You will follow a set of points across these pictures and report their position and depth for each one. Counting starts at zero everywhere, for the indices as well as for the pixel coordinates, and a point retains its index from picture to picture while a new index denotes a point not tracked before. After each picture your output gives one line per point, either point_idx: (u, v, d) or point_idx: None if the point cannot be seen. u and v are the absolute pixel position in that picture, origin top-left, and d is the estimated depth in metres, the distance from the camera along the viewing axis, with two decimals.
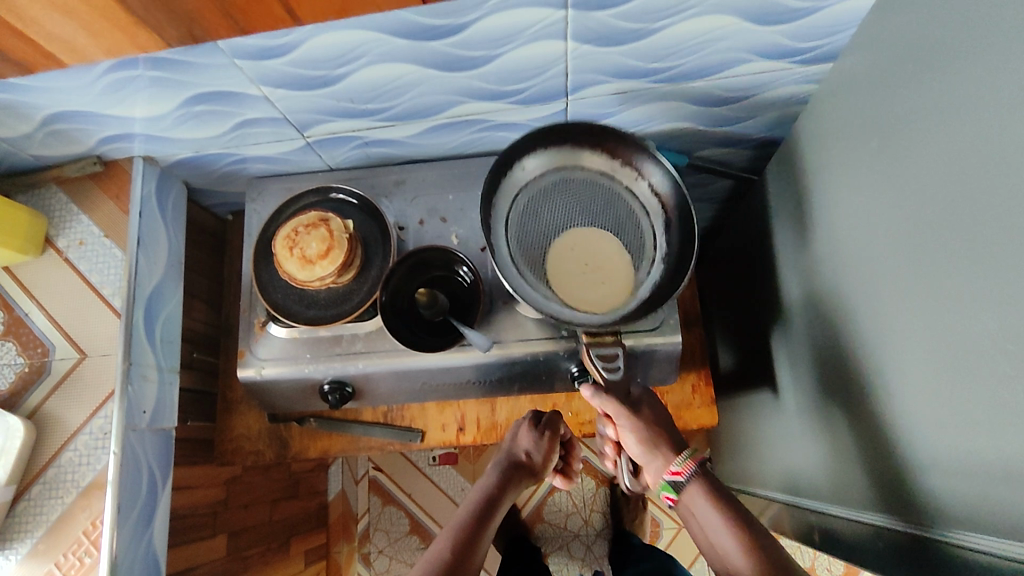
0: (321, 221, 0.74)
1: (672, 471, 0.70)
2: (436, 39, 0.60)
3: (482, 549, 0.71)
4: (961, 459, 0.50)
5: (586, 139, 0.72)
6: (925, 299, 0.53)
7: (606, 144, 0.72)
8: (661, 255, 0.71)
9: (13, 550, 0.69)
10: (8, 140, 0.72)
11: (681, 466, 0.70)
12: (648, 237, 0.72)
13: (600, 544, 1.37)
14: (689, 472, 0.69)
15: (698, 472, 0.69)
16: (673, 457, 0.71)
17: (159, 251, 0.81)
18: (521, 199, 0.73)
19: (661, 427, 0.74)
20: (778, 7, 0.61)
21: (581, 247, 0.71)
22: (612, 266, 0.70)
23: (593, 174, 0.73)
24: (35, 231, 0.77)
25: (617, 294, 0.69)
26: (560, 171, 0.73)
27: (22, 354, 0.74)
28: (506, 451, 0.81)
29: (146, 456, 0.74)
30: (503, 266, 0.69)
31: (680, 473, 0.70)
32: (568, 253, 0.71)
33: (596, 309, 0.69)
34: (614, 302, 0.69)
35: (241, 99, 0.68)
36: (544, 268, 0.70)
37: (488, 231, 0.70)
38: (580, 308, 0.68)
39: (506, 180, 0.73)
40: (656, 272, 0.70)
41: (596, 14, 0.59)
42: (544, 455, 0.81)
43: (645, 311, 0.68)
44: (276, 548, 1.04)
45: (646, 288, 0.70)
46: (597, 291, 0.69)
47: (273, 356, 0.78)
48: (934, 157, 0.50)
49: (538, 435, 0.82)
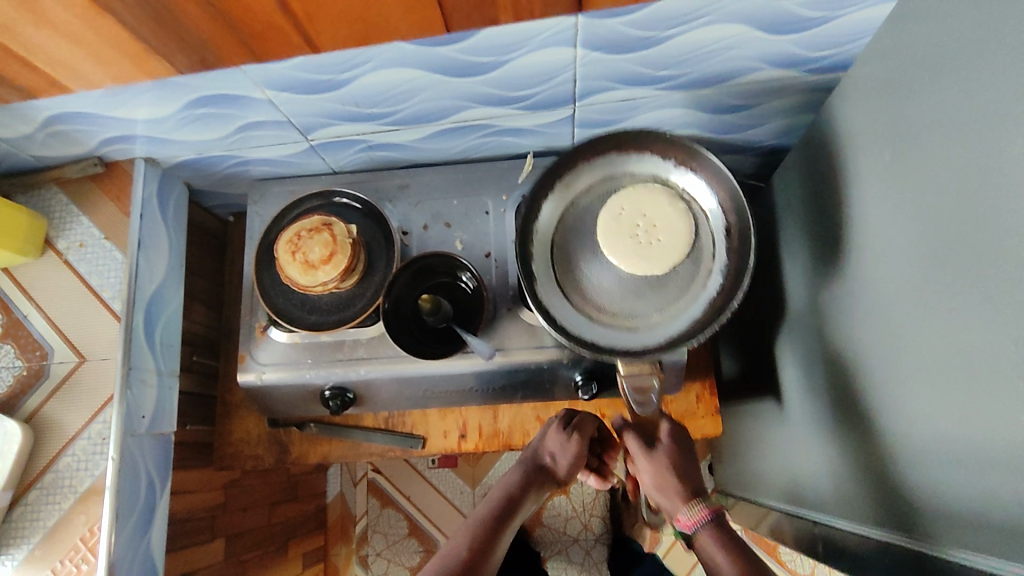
0: (324, 226, 0.73)
1: (682, 522, 0.70)
2: (442, 46, 0.59)
3: (491, 559, 0.68)
4: (967, 478, 0.50)
5: (631, 147, 0.73)
6: (934, 313, 0.52)
7: (652, 149, 0.72)
8: (720, 266, 0.70)
9: (10, 556, 0.68)
10: (8, 140, 0.71)
11: (690, 518, 0.69)
12: (705, 248, 0.71)
13: (599, 549, 1.36)
14: (699, 523, 0.68)
15: (709, 523, 0.68)
16: (682, 506, 0.70)
17: (160, 253, 0.80)
18: (568, 218, 0.74)
19: (682, 475, 0.73)
20: (791, 16, 0.60)
21: (632, 206, 0.71)
22: (668, 227, 0.70)
23: (644, 178, 0.74)
24: (35, 232, 0.76)
25: (666, 310, 0.70)
26: (607, 181, 0.74)
27: (20, 357, 0.74)
28: (530, 453, 0.78)
29: (144, 462, 0.74)
30: (546, 292, 0.72)
31: (689, 525, 0.69)
32: (627, 216, 0.71)
33: (640, 331, 0.69)
34: (659, 321, 0.70)
35: (244, 102, 0.67)
36: (591, 288, 0.72)
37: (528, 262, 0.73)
38: (624, 331, 0.70)
39: (552, 198, 0.75)
40: (712, 287, 0.70)
41: (606, 22, 0.58)
42: (571, 457, 0.75)
43: (692, 333, 0.68)
44: (273, 552, 1.04)
45: (697, 307, 0.69)
46: (654, 253, 0.69)
47: (273, 361, 0.77)
48: (945, 173, 0.50)
49: (566, 438, 0.76)
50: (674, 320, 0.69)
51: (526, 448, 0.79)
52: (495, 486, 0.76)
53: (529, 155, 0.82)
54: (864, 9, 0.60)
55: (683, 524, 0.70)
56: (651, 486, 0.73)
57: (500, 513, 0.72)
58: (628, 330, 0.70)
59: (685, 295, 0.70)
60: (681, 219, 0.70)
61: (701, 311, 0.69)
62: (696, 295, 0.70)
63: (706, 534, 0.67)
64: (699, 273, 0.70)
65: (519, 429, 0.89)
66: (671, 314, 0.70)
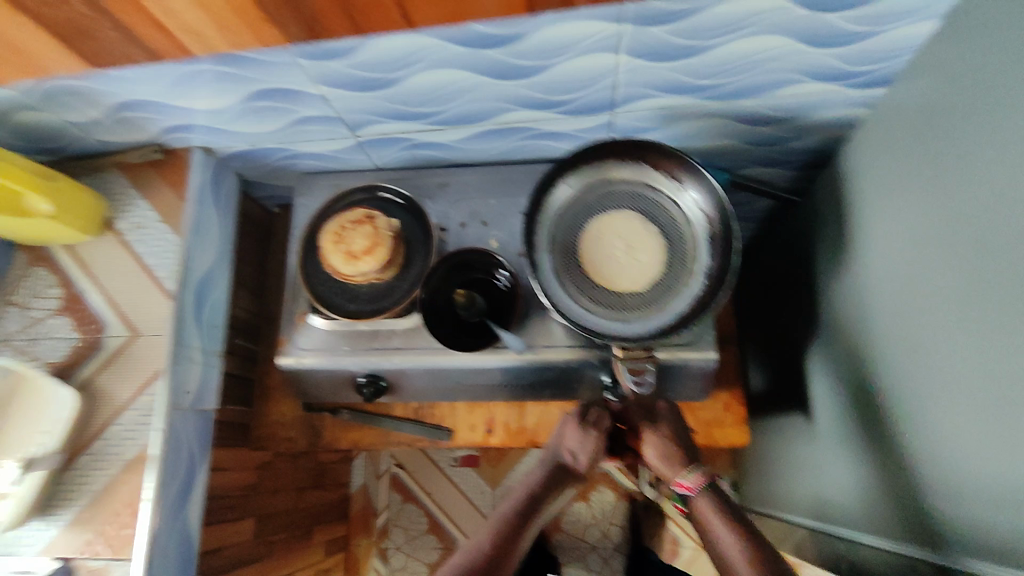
0: (367, 218, 0.76)
1: (682, 486, 0.69)
2: (492, 48, 0.62)
3: (516, 555, 0.69)
4: (994, 493, 0.49)
5: (630, 154, 0.74)
6: (964, 324, 0.52)
7: (649, 159, 0.74)
8: (704, 268, 0.70)
9: (58, 516, 0.72)
10: (77, 124, 0.76)
11: (688, 481, 0.69)
12: (691, 250, 0.71)
13: (617, 559, 1.36)
14: (697, 487, 0.68)
15: (708, 490, 0.68)
16: (682, 470, 0.70)
17: (210, 238, 0.84)
18: (566, 215, 0.76)
19: (681, 441, 0.73)
20: (834, 30, 0.61)
21: (610, 232, 0.74)
22: (644, 242, 0.73)
23: (639, 188, 0.74)
24: (97, 213, 0.81)
25: (651, 307, 0.71)
26: (604, 187, 0.75)
27: (77, 329, 0.78)
28: (552, 453, 0.77)
29: (187, 436, 0.77)
30: (545, 284, 0.72)
31: (689, 488, 0.69)
32: (607, 242, 0.74)
33: (628, 322, 0.70)
34: (647, 314, 0.70)
35: (299, 97, 0.71)
36: (586, 277, 0.73)
37: (531, 246, 0.73)
38: (613, 320, 0.71)
39: (547, 200, 0.76)
40: (695, 286, 0.70)
41: (652, 29, 0.60)
42: (589, 454, 0.73)
43: (678, 325, 0.68)
44: (299, 536, 1.07)
45: (682, 302, 0.70)
46: (632, 268, 0.72)
47: (312, 346, 0.80)
48: (979, 189, 0.50)
49: (585, 433, 0.75)
50: (661, 315, 0.70)
51: (547, 445, 0.78)
52: (518, 482, 0.76)
53: (568, 159, 0.83)
54: (909, 24, 0.60)
55: (682, 487, 0.69)
56: (655, 459, 0.73)
57: (524, 513, 0.72)
58: (618, 320, 0.71)
59: (669, 294, 0.71)
60: (658, 243, 0.72)
61: (685, 305, 0.70)
62: (682, 294, 0.70)
63: (704, 500, 0.68)
64: (685, 272, 0.71)
65: (545, 427, 0.90)
66: (655, 309, 0.70)
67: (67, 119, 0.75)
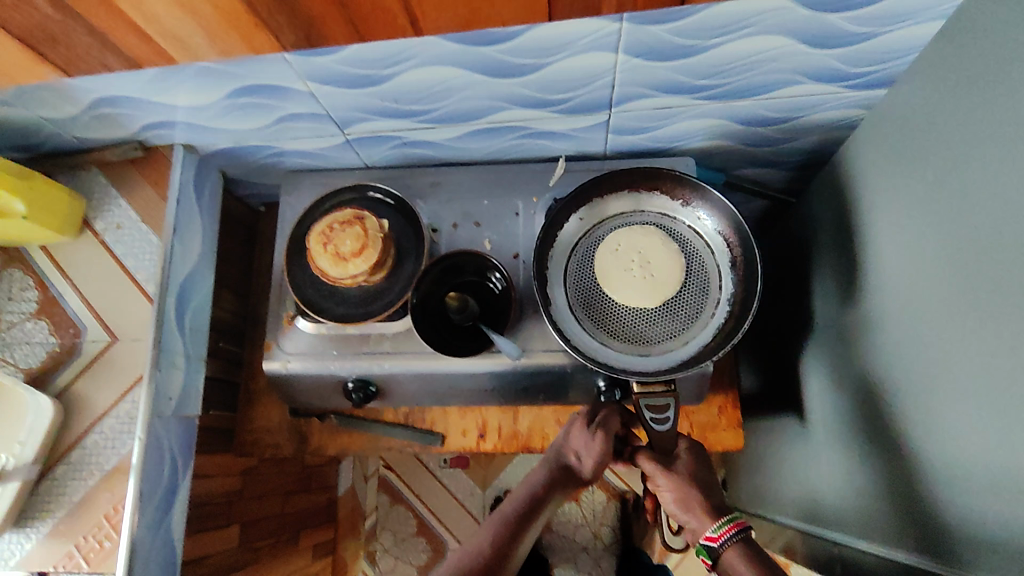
0: (356, 219, 0.73)
1: (707, 536, 0.63)
2: (487, 45, 0.60)
3: (515, 560, 0.66)
4: (996, 506, 0.49)
5: (643, 184, 0.76)
6: (968, 331, 0.51)
7: (661, 187, 0.75)
8: (727, 296, 0.72)
9: (34, 529, 0.70)
10: (53, 121, 0.73)
11: (716, 534, 0.63)
12: (713, 279, 0.72)
13: (609, 559, 1.34)
14: (725, 538, 0.62)
15: (737, 539, 0.62)
16: (708, 523, 0.64)
17: (194, 239, 0.82)
18: (582, 247, 0.76)
19: (703, 487, 0.68)
20: (836, 30, 0.60)
21: (628, 244, 0.73)
22: (660, 258, 0.72)
23: (651, 217, 0.75)
24: (75, 213, 0.78)
25: (675, 336, 0.71)
26: (618, 217, 0.76)
27: (53, 334, 0.75)
28: (554, 452, 0.74)
29: (170, 444, 0.75)
30: (564, 321, 0.72)
31: (715, 539, 0.62)
32: (623, 254, 0.73)
33: (654, 354, 0.71)
34: (672, 346, 0.71)
35: (286, 94, 0.68)
36: (606, 314, 0.72)
37: (546, 280, 0.74)
38: (639, 355, 0.71)
39: (561, 236, 0.76)
40: (719, 316, 0.71)
41: (653, 28, 0.58)
42: (595, 457, 0.70)
43: (704, 357, 0.69)
44: (285, 542, 1.04)
45: (707, 333, 0.71)
46: (648, 288, 0.71)
47: (299, 350, 0.78)
48: (982, 196, 0.49)
49: (590, 437, 0.72)
50: (686, 344, 0.71)
51: (551, 445, 0.76)
52: (521, 481, 0.73)
53: (563, 159, 0.81)
54: (913, 26, 0.59)
55: (705, 537, 0.63)
56: (671, 503, 0.68)
57: (525, 515, 0.68)
58: (643, 353, 0.71)
59: (692, 322, 0.71)
60: (676, 260, 0.72)
61: (711, 336, 0.70)
62: (705, 324, 0.71)
63: (734, 549, 0.62)
64: (708, 302, 0.72)
65: (538, 432, 0.88)
66: (683, 339, 0.71)
67: (41, 115, 0.71)
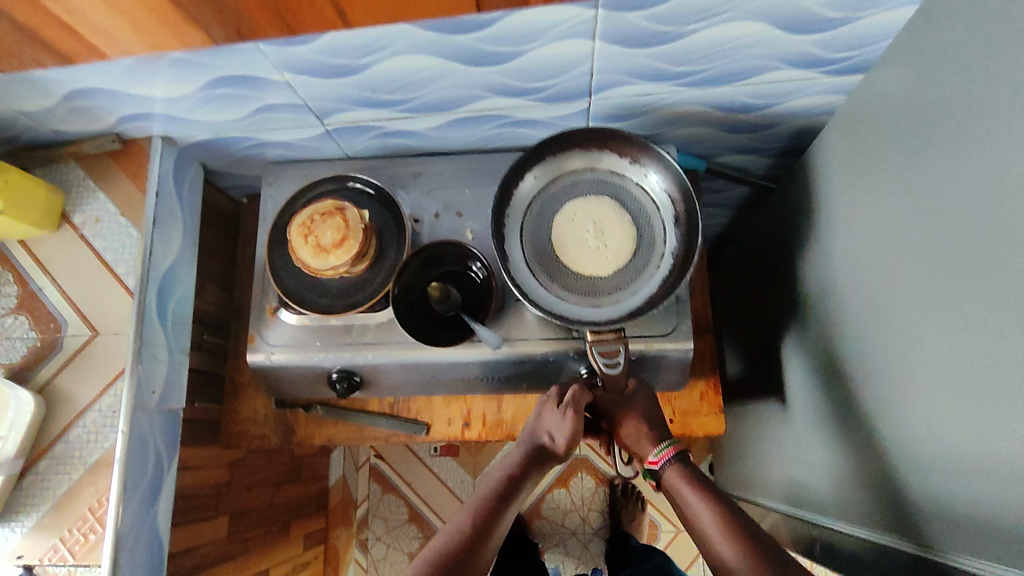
0: (337, 210, 0.73)
1: (649, 461, 0.73)
2: (464, 33, 0.59)
3: (491, 547, 0.66)
4: (964, 485, 0.50)
5: (593, 142, 0.73)
6: (936, 314, 0.52)
7: (612, 146, 0.73)
8: (673, 248, 0.72)
9: (19, 522, 0.70)
10: (29, 114, 0.72)
11: (658, 456, 0.72)
12: (659, 235, 0.72)
13: (597, 543, 1.37)
14: (665, 460, 0.72)
15: (674, 462, 0.71)
16: (651, 446, 0.74)
17: (174, 231, 0.81)
18: (535, 205, 0.75)
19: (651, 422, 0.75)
20: (812, 16, 0.60)
21: (584, 215, 0.73)
22: (614, 229, 0.73)
23: (601, 175, 0.74)
24: (52, 206, 0.77)
25: (623, 287, 0.71)
26: (570, 175, 0.75)
27: (34, 329, 0.75)
28: (531, 435, 0.74)
29: (153, 436, 0.75)
30: (519, 275, 0.72)
31: (656, 463, 0.72)
32: (579, 224, 0.73)
33: (603, 305, 0.71)
34: (622, 297, 0.71)
35: (263, 85, 0.68)
36: (558, 268, 0.72)
37: (501, 237, 0.73)
38: (589, 305, 0.71)
39: (515, 196, 0.75)
40: (664, 268, 0.71)
41: (628, 15, 0.58)
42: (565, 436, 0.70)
43: (650, 305, 0.69)
44: (275, 532, 1.05)
45: (653, 284, 0.71)
46: (602, 256, 0.72)
47: (283, 342, 0.78)
48: (948, 181, 0.50)
49: (561, 416, 0.71)
50: (634, 295, 0.71)
51: (526, 427, 0.76)
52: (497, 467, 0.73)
53: None
54: (887, 11, 0.59)
55: (649, 462, 0.73)
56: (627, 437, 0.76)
57: (501, 498, 0.69)
58: (593, 305, 0.71)
59: (639, 275, 0.72)
60: (628, 230, 0.73)
61: (656, 287, 0.71)
62: (652, 275, 0.71)
63: (672, 468, 0.71)
64: (654, 255, 0.72)
65: (523, 418, 0.89)
66: (630, 290, 0.71)
67: (16, 109, 0.71)
